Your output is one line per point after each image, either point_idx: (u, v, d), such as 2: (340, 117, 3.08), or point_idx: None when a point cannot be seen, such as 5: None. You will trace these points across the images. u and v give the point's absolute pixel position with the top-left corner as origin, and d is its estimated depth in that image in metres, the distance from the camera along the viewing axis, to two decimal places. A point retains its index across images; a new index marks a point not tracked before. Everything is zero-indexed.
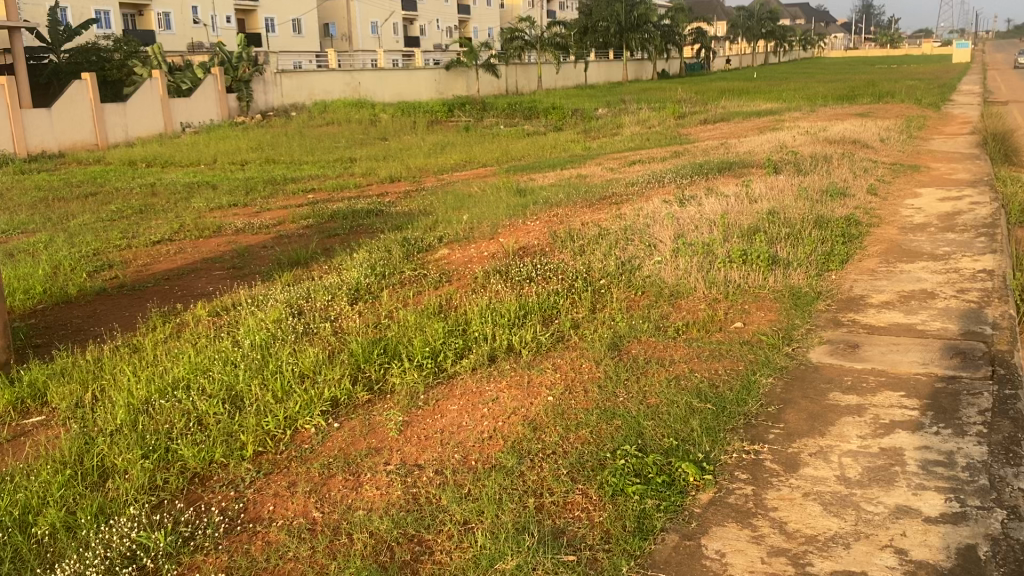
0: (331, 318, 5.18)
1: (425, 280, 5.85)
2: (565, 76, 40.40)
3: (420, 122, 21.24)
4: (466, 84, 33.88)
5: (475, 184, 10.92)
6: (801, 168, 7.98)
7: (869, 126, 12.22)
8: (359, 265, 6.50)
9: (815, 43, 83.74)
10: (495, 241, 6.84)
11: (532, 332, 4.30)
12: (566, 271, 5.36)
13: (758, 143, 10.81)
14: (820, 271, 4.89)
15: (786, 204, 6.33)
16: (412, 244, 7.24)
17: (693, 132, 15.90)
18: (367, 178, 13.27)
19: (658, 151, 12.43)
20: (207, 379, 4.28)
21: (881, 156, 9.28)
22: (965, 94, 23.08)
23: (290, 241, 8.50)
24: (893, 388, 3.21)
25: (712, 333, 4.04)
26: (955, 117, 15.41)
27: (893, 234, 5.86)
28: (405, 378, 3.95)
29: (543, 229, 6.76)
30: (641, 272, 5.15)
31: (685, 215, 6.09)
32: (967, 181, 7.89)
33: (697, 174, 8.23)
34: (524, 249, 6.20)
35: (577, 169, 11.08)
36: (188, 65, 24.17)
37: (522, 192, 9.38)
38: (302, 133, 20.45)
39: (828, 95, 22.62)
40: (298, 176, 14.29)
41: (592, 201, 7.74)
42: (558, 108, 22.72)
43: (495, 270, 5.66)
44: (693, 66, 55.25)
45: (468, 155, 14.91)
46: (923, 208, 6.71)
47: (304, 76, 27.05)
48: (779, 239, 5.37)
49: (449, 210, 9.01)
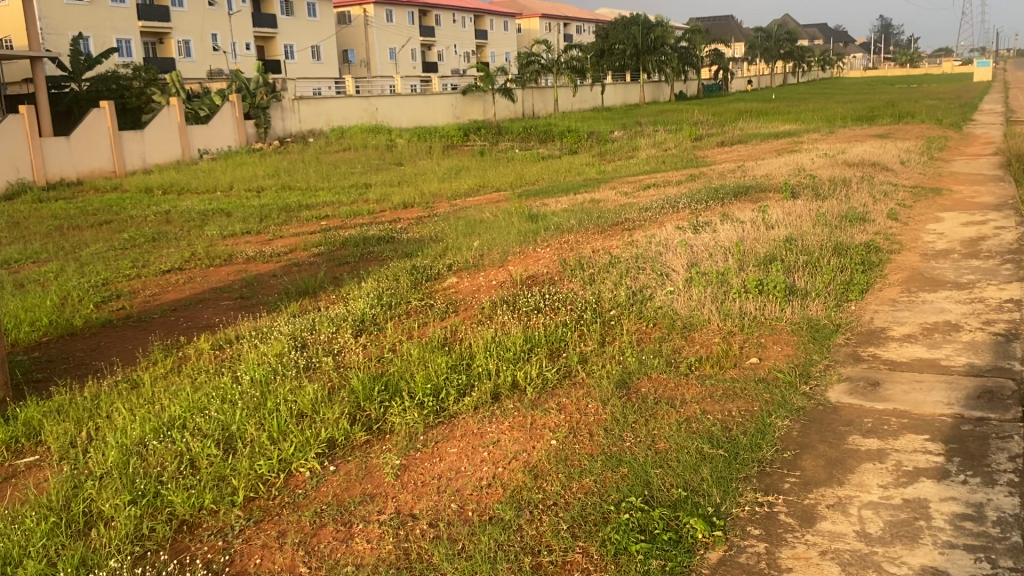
0: (335, 352, 5.06)
1: (431, 311, 5.70)
2: (582, 99, 40.41)
3: (436, 147, 21.23)
4: (482, 108, 33.93)
5: (488, 209, 10.81)
6: (819, 193, 7.80)
7: (889, 147, 12.02)
8: (366, 295, 6.39)
9: (834, 63, 83.50)
10: (504, 270, 6.70)
11: (538, 368, 4.15)
12: (576, 301, 5.21)
13: (776, 166, 10.64)
14: (839, 302, 4.70)
15: (803, 231, 6.15)
16: (421, 272, 7.13)
17: (709, 154, 15.75)
18: (381, 204, 13.20)
19: (674, 175, 12.27)
20: (203, 416, 4.15)
21: (902, 179, 9.07)
22: (988, 113, 22.77)
23: (300, 269, 8.41)
24: (917, 430, 3.02)
25: (726, 369, 3.87)
26: (977, 137, 15.17)
27: (915, 261, 5.66)
28: (405, 417, 3.81)
29: (553, 257, 6.63)
30: (653, 302, 4.99)
31: (699, 242, 5.92)
32: (990, 205, 7.67)
33: (713, 198, 8.07)
34: (533, 278, 6.06)
35: (592, 194, 10.96)
36: (206, 92, 24.35)
37: (535, 218, 9.26)
38: (319, 159, 20.48)
39: (847, 115, 22.39)
40: (312, 202, 14.23)
41: (605, 227, 7.59)
42: (574, 131, 22.65)
43: (503, 300, 5.53)
44: (711, 88, 55.15)
45: (483, 179, 14.83)
46: (945, 233, 6.51)
47: (321, 102, 27.18)
48: (797, 268, 5.19)
49: (460, 236, 8.89)
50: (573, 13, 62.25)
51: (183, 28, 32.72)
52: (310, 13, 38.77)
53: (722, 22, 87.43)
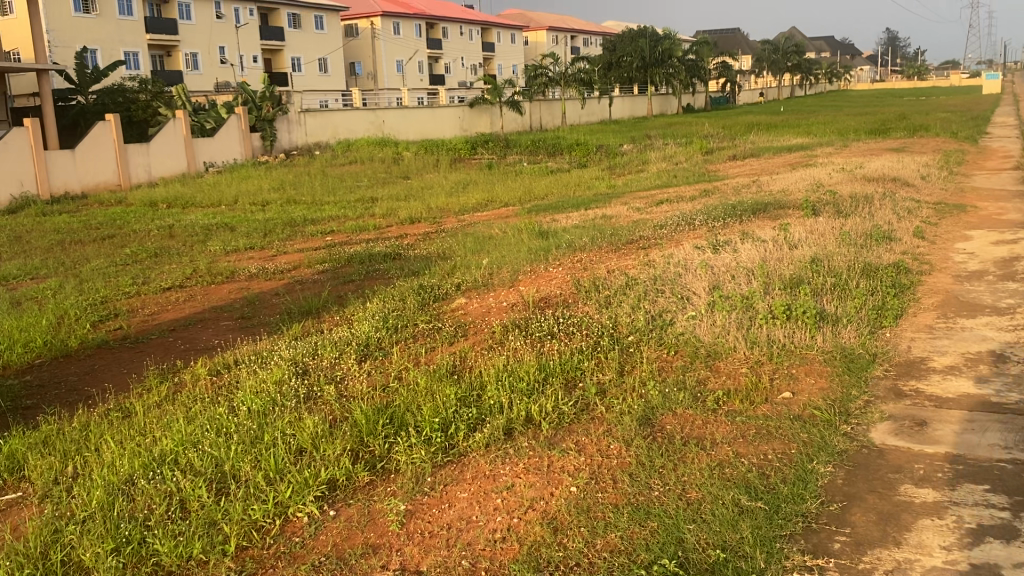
0: (338, 379, 4.80)
1: (439, 334, 5.44)
2: (589, 112, 40.20)
3: (443, 160, 21.02)
4: (490, 120, 33.76)
5: (497, 225, 10.56)
6: (840, 210, 7.52)
7: (907, 162, 11.71)
8: (372, 316, 6.14)
9: (842, 76, 83.35)
10: (515, 290, 6.44)
11: (554, 401, 3.88)
12: (592, 326, 4.95)
13: (792, 181, 10.35)
14: (872, 329, 4.43)
15: (827, 251, 5.88)
16: (429, 292, 6.87)
17: (721, 168, 15.47)
18: (387, 218, 12.96)
19: (686, 190, 12.00)
20: (196, 451, 3.89)
21: (924, 195, 8.79)
22: (1002, 126, 22.46)
23: (304, 287, 8.16)
24: (976, 480, 2.75)
25: (757, 404, 3.59)
26: (994, 151, 14.88)
27: (949, 283, 5.38)
28: (412, 455, 3.54)
29: (565, 277, 6.37)
30: (674, 327, 4.72)
31: (720, 263, 5.65)
32: (1019, 222, 7.39)
33: (730, 215, 7.79)
34: (546, 299, 5.80)
35: (603, 209, 10.70)
36: (212, 106, 24.20)
37: (545, 235, 9.00)
38: (325, 172, 20.28)
39: (859, 129, 22.10)
40: (317, 216, 13.99)
41: (619, 245, 7.33)
42: (582, 144, 22.44)
43: (515, 323, 5.27)
44: (719, 100, 54.98)
45: (490, 194, 14.58)
46: (976, 253, 6.22)
47: (328, 115, 27.00)
48: (825, 292, 4.93)
49: (468, 254, 8.63)
50: (580, 26, 62.17)
51: (191, 41, 32.67)
52: (318, 26, 38.71)
53: (729, 35, 87.30)
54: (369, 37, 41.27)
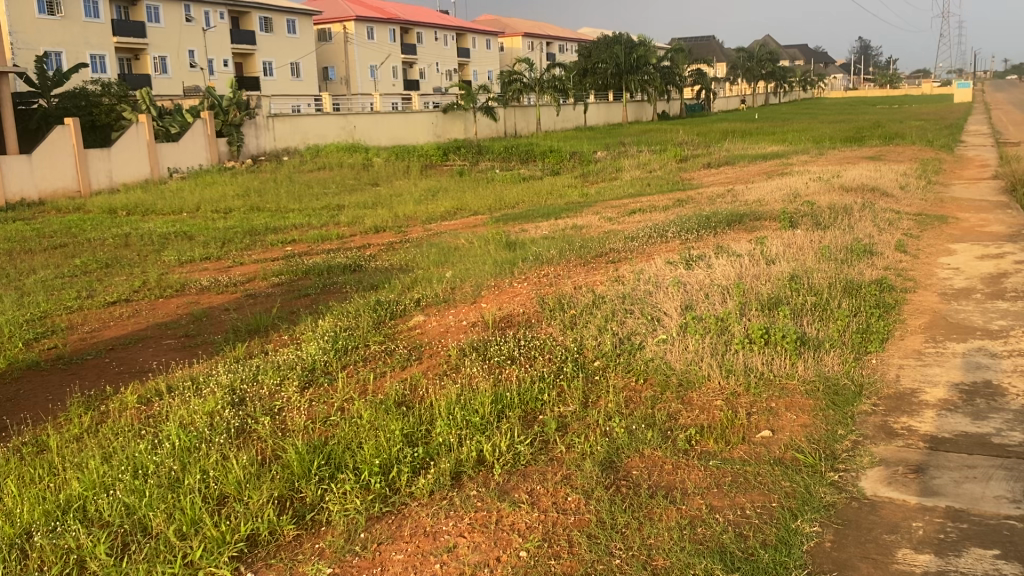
0: (276, 411, 4.37)
1: (391, 357, 5.03)
2: (565, 118, 39.99)
3: (414, 167, 20.58)
4: (464, 126, 33.36)
5: (464, 235, 10.17)
6: (818, 222, 7.21)
7: (884, 171, 11.45)
8: (322, 336, 5.71)
9: (815, 83, 83.94)
10: (477, 306, 6.04)
11: (509, 439, 3.48)
12: (557, 350, 4.56)
13: (768, 190, 10.04)
14: (858, 355, 4.07)
15: (806, 267, 5.55)
16: (386, 308, 6.45)
17: (696, 176, 15.19)
18: (352, 227, 12.52)
19: (660, 199, 11.69)
20: (106, 497, 3.44)
21: (904, 206, 8.50)
22: (975, 135, 22.39)
23: (256, 302, 7.72)
24: (983, 543, 2.39)
25: (733, 445, 3.22)
26: (971, 160, 14.71)
27: (936, 303, 5.06)
28: (345, 506, 3.13)
29: (530, 294, 5.98)
30: (643, 353, 4.34)
31: (693, 280, 5.29)
32: (1004, 235, 7.11)
33: (704, 227, 7.45)
34: (508, 319, 5.40)
35: (574, 219, 10.34)
36: (178, 110, 23.60)
37: (512, 246, 8.61)
38: (291, 178, 19.77)
39: (834, 137, 21.94)
40: (281, 224, 13.53)
41: (589, 258, 6.97)
42: (556, 151, 22.11)
43: (474, 346, 4.87)
44: (693, 107, 55.00)
45: (460, 202, 14.18)
46: (962, 269, 5.90)
47: (298, 120, 26.47)
48: (806, 313, 4.58)
49: (432, 266, 8.22)
50: (555, 33, 62.00)
51: (159, 44, 32.02)
52: (290, 30, 38.15)
53: (704, 42, 87.69)
54: (342, 42, 40.77)
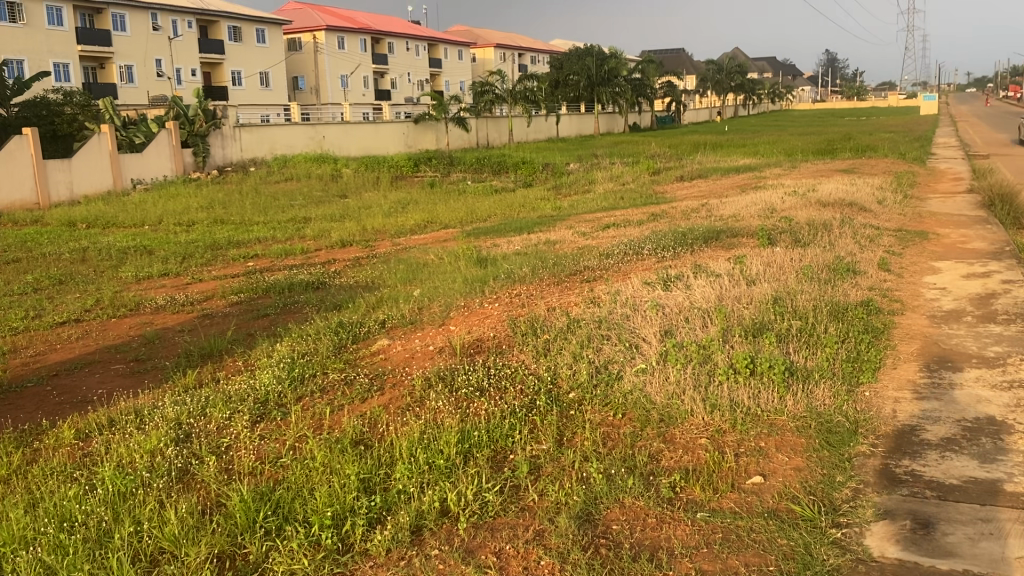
0: (224, 451, 4.02)
1: (350, 388, 4.69)
2: (537, 129, 39.84)
3: (384, 178, 20.22)
4: (435, 137, 33.04)
5: (433, 249, 9.85)
6: (798, 239, 6.97)
7: (860, 185, 11.29)
8: (279, 363, 5.35)
9: (783, 96, 84.68)
10: (444, 329, 5.72)
11: (476, 486, 3.16)
12: (529, 380, 4.24)
13: (744, 205, 9.81)
14: (851, 387, 3.80)
15: (789, 288, 5.29)
16: (347, 331, 6.10)
17: (669, 189, 14.99)
18: (318, 241, 12.15)
19: (633, 213, 11.45)
20: (26, 555, 3.08)
21: (882, 221, 8.30)
22: (946, 148, 22.46)
23: (212, 323, 7.34)
24: None
25: (721, 494, 2.93)
26: (944, 173, 14.63)
27: (926, 326, 4.82)
28: (292, 566, 2.81)
29: (501, 316, 5.65)
30: (621, 384, 4.02)
31: (672, 302, 5.00)
32: (987, 252, 6.93)
33: (681, 244, 7.18)
34: (477, 345, 5.07)
35: (546, 234, 10.06)
36: (142, 120, 23.06)
37: (483, 263, 8.30)
38: (257, 190, 19.33)
39: (806, 150, 21.92)
40: (244, 238, 13.12)
41: (562, 276, 6.68)
42: (528, 162, 21.87)
43: (441, 373, 4.54)
44: (665, 119, 55.14)
45: (429, 214, 13.85)
46: (949, 289, 5.69)
47: (265, 130, 25.98)
48: (794, 340, 4.31)
49: (398, 283, 7.89)
50: (527, 44, 61.91)
51: (125, 53, 31.41)
52: (260, 39, 37.64)
53: (674, 55, 88.13)
54: (312, 51, 40.31)
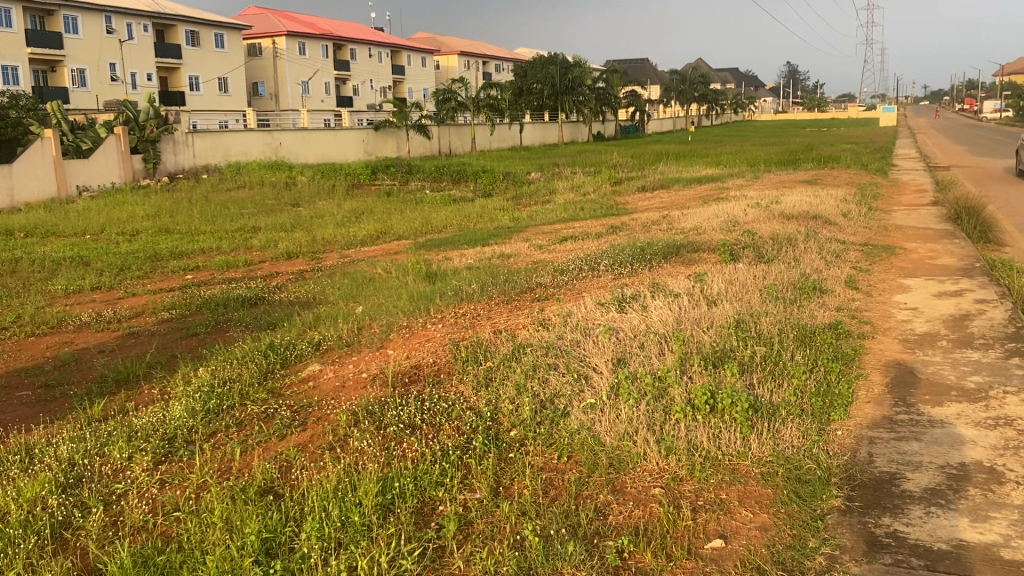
0: (114, 500, 3.53)
1: (271, 424, 4.21)
2: (500, 138, 39.50)
3: (339, 186, 19.65)
4: (396, 144, 32.52)
5: (382, 261, 9.38)
6: (761, 255, 6.61)
7: (824, 196, 11.03)
8: (196, 392, 4.85)
9: (745, 107, 85.32)
10: (380, 353, 5.25)
11: (394, 551, 2.71)
12: (466, 416, 3.79)
13: (706, 217, 9.49)
14: (822, 427, 3.41)
15: (753, 309, 4.90)
16: (277, 355, 5.61)
17: (630, 200, 14.66)
18: (264, 252, 11.62)
19: (592, 224, 11.05)
20: None
21: (847, 235, 7.99)
22: (907, 159, 22.45)
23: (137, 343, 6.80)
24: None
25: (675, 563, 2.52)
26: (907, 184, 14.49)
27: (900, 352, 4.46)
28: None
29: (443, 339, 5.19)
30: (567, 422, 3.58)
31: (626, 326, 4.58)
32: (957, 268, 6.64)
33: (638, 259, 6.79)
34: (413, 373, 4.60)
35: (501, 246, 9.66)
36: (90, 125, 22.26)
37: (432, 276, 7.85)
38: (207, 198, 18.67)
39: (768, 160, 21.76)
40: (187, 248, 12.53)
41: (512, 294, 6.24)
42: (488, 171, 21.47)
43: (371, 405, 4.08)
44: (628, 129, 55.15)
45: (383, 225, 13.37)
46: (921, 309, 5.36)
47: (219, 136, 25.25)
48: (758, 369, 3.92)
49: (341, 299, 7.42)
50: (491, 52, 61.59)
51: (76, 56, 30.50)
52: (218, 44, 36.86)
53: (639, 65, 88.46)
54: (271, 57, 39.59)
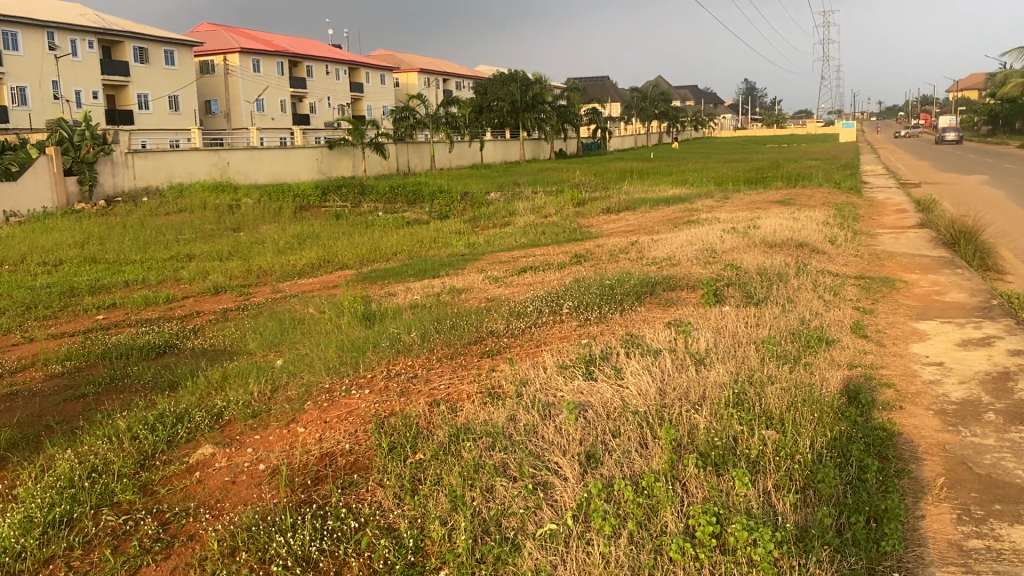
0: None
1: (125, 549, 3.14)
2: (460, 156, 38.63)
3: (286, 209, 18.50)
4: (351, 164, 31.44)
5: (318, 297, 8.33)
6: (750, 295, 5.69)
7: (804, 220, 10.21)
8: (46, 488, 3.75)
9: (705, 124, 85.32)
10: (291, 431, 4.21)
11: None
12: (381, 546, 2.77)
13: (679, 245, 8.57)
14: (873, 568, 2.45)
15: (753, 373, 3.93)
16: (165, 432, 4.54)
17: (594, 223, 13.73)
18: (192, 285, 10.46)
19: (553, 253, 10.09)
20: None
21: (838, 266, 7.11)
22: (875, 176, 21.90)
23: (14, 406, 5.65)
24: None
25: None
26: (884, 203, 13.77)
27: (941, 432, 3.52)
28: None
29: (367, 412, 4.14)
30: (518, 562, 2.57)
31: (596, 403, 3.59)
32: (973, 307, 5.78)
33: (606, 301, 5.81)
34: (322, 467, 3.57)
35: (452, 279, 8.68)
36: (21, 145, 20.78)
37: (370, 318, 6.82)
38: (142, 223, 17.37)
39: (736, 178, 21.05)
40: (108, 281, 11.31)
41: (457, 347, 5.23)
42: (445, 192, 20.46)
43: (258, 523, 3.02)
44: (591, 146, 54.63)
45: (328, 252, 12.27)
46: (948, 364, 4.45)
47: (163, 156, 23.88)
48: (774, 472, 2.94)
49: (263, 347, 6.36)
50: (449, 69, 60.69)
51: (16, 73, 28.96)
52: (168, 61, 35.51)
53: (598, 83, 88.08)
54: (222, 74, 38.28)
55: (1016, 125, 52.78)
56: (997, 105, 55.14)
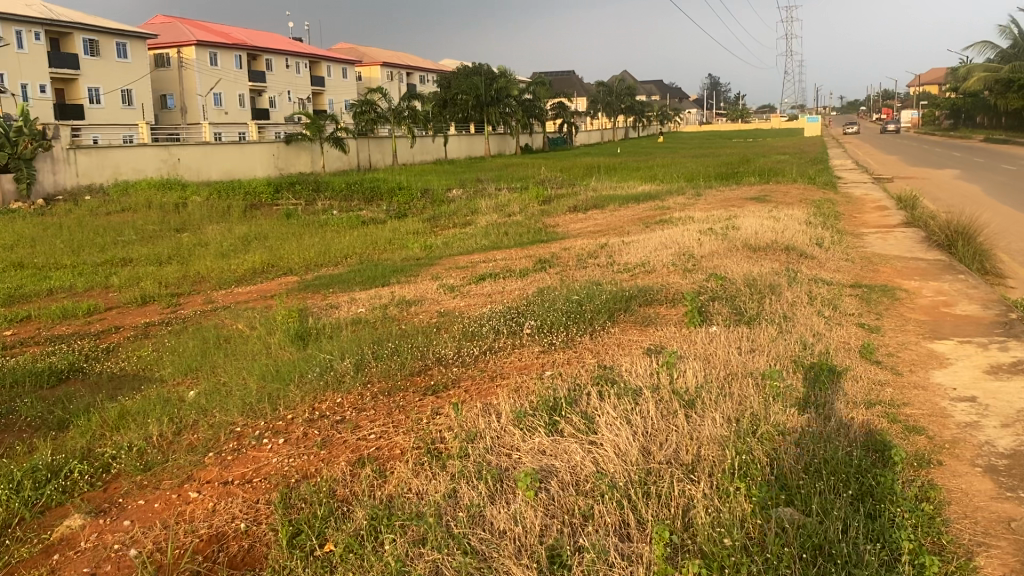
0: None
1: None
2: (423, 151, 37.68)
3: (234, 208, 17.50)
4: (310, 159, 30.40)
5: (252, 309, 7.45)
6: (740, 311, 4.94)
7: (785, 218, 9.51)
8: None
9: (671, 118, 84.80)
10: (182, 497, 3.36)
11: None
12: None
13: (653, 249, 7.81)
14: None
15: (757, 422, 3.15)
16: (34, 490, 3.67)
17: (560, 223, 12.94)
18: (120, 293, 9.51)
19: (514, 257, 9.28)
20: None
21: (832, 274, 6.38)
22: (847, 171, 21.34)
23: None
24: None
25: None
26: (863, 200, 13.13)
27: (999, 501, 2.76)
28: None
29: (277, 472, 3.31)
30: None
31: (561, 469, 2.79)
32: (990, 321, 5.08)
33: (574, 321, 5.01)
34: (207, 556, 2.73)
35: (403, 288, 7.84)
36: None
37: (305, 335, 5.96)
38: (80, 223, 16.25)
39: (706, 174, 20.37)
40: (30, 290, 10.27)
41: (397, 380, 4.39)
42: (403, 189, 19.57)
43: None
44: (556, 141, 53.88)
45: (273, 255, 11.35)
46: (985, 400, 3.71)
47: (107, 151, 22.64)
48: None
49: (177, 375, 5.48)
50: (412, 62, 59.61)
51: None
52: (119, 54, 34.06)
53: (564, 77, 87.28)
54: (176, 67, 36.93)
55: (977, 119, 53.01)
56: (960, 98, 55.25)
